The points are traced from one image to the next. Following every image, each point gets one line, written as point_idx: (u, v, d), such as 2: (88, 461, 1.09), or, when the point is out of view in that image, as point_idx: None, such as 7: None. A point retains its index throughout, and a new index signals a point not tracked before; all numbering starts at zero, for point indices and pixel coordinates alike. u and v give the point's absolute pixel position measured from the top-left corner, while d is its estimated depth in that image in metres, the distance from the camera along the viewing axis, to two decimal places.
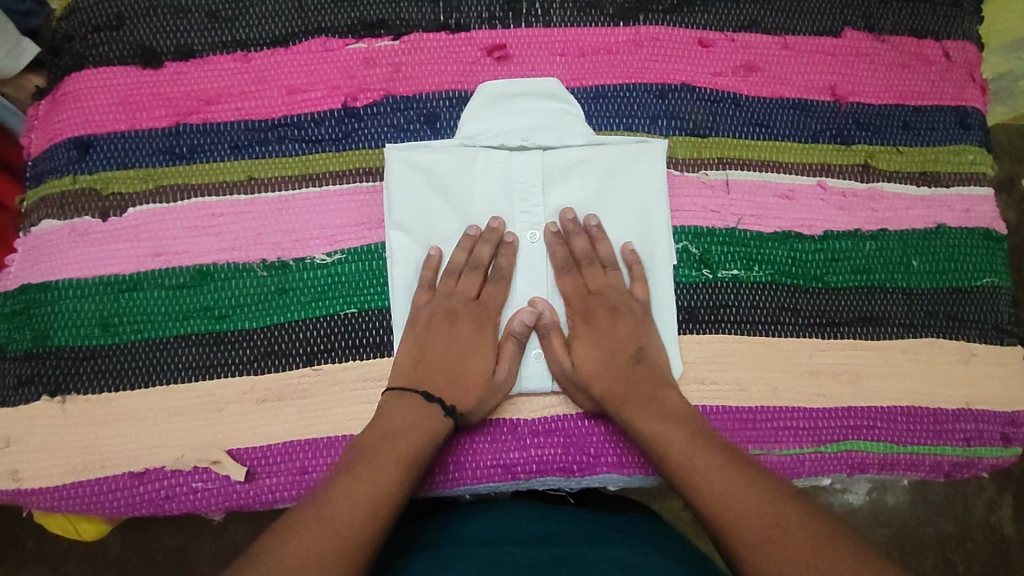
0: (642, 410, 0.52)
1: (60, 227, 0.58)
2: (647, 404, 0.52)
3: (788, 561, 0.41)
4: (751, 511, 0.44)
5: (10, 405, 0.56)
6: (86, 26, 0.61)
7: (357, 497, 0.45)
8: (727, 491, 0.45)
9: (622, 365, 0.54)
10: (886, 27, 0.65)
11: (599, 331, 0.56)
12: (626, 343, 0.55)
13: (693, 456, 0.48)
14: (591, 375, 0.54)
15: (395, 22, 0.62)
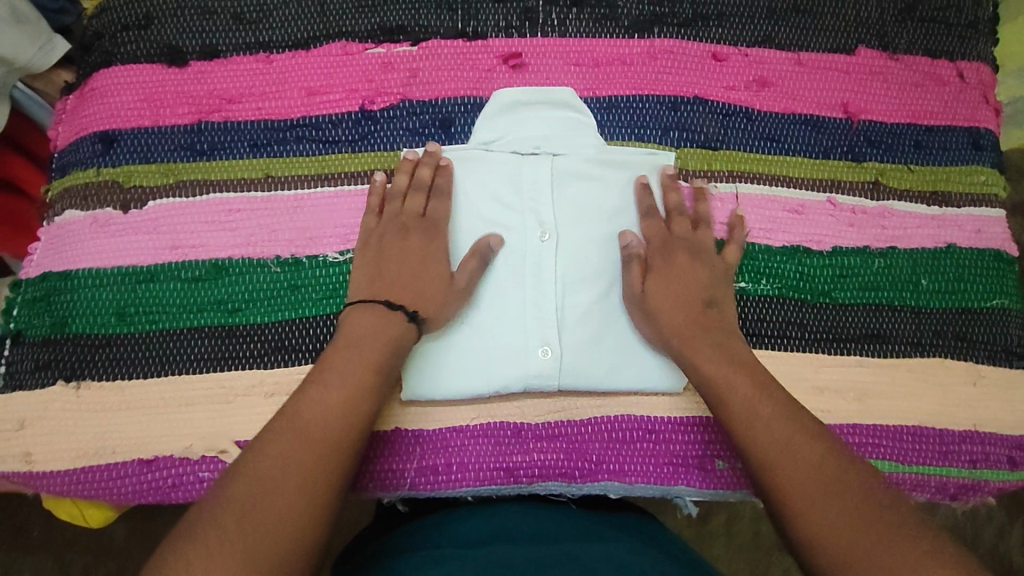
0: (710, 354, 0.51)
1: (82, 218, 0.60)
2: (721, 345, 0.52)
3: (834, 516, 0.40)
4: (807, 465, 0.43)
5: (25, 389, 0.57)
6: (117, 25, 0.63)
7: (329, 403, 0.46)
8: (783, 444, 0.44)
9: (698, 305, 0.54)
10: (901, 46, 0.65)
11: (681, 271, 0.55)
12: (701, 286, 0.55)
13: (757, 405, 0.47)
14: (665, 310, 0.54)
15: (414, 28, 0.63)
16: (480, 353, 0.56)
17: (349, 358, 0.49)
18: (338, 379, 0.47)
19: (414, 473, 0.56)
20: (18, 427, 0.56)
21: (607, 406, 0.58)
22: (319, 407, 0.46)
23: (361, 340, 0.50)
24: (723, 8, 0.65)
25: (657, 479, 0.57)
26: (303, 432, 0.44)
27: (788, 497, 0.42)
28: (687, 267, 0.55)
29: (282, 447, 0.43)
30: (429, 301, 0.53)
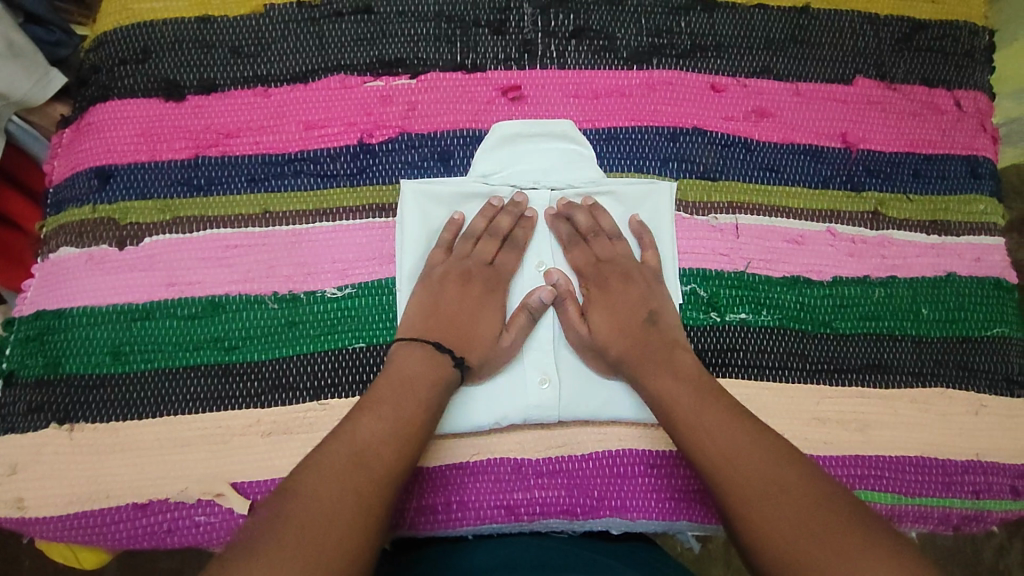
0: (658, 366, 0.53)
1: (77, 254, 0.59)
2: (643, 364, 0.53)
3: (783, 517, 0.41)
4: (755, 469, 0.44)
5: (17, 432, 0.56)
6: (112, 59, 0.63)
7: (386, 433, 0.47)
8: (734, 448, 0.46)
9: (621, 325, 0.56)
10: (897, 75, 0.65)
11: (614, 299, 0.57)
12: (637, 311, 0.56)
13: (702, 412, 0.48)
14: (602, 337, 0.55)
15: (413, 61, 0.63)
16: (487, 391, 0.56)
17: (409, 387, 0.50)
18: (395, 405, 0.49)
19: (414, 513, 0.55)
20: (10, 471, 0.55)
21: (609, 441, 0.57)
22: (369, 427, 0.47)
23: (420, 369, 0.52)
24: (721, 39, 0.65)
25: (660, 515, 0.56)
26: (359, 450, 0.45)
27: (739, 500, 0.43)
28: (607, 295, 0.57)
29: (335, 461, 0.44)
30: (473, 346, 0.55)
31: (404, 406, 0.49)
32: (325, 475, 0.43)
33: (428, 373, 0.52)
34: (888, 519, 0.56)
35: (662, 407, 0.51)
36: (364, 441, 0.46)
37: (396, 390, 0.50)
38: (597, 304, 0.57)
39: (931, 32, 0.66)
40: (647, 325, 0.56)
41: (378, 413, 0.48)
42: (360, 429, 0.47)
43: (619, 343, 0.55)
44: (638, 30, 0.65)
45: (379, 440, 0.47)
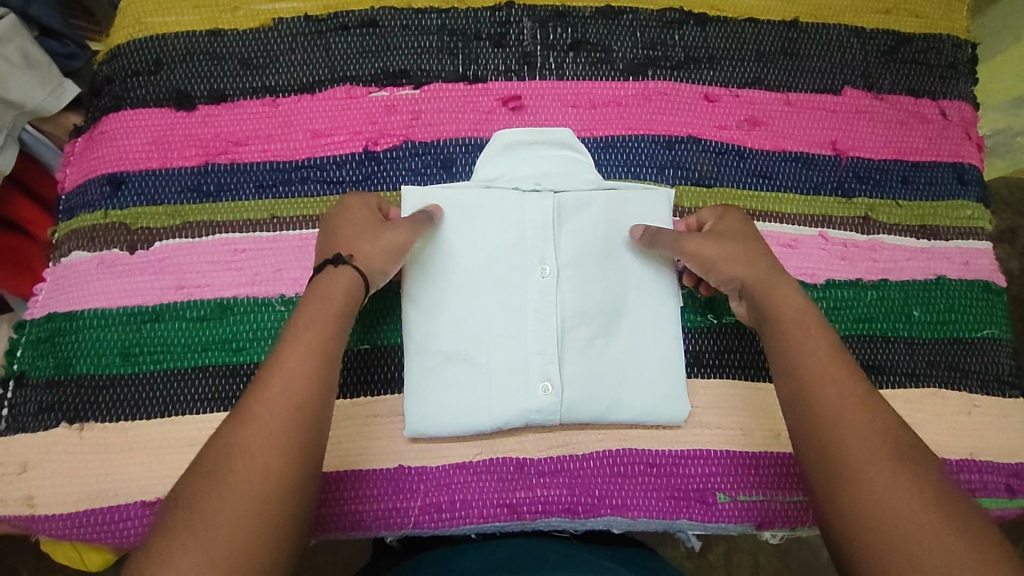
0: (778, 291, 0.50)
1: (89, 258, 0.61)
2: (766, 284, 0.51)
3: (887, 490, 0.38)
4: (869, 438, 0.41)
5: (28, 431, 0.57)
6: (126, 70, 0.65)
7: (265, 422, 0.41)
8: (851, 412, 0.42)
9: (748, 251, 0.53)
10: (884, 86, 0.68)
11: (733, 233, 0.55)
12: (755, 242, 0.54)
13: (828, 371, 0.44)
14: (728, 266, 0.53)
15: (416, 72, 0.65)
16: (487, 398, 0.56)
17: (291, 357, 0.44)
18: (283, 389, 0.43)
19: (418, 511, 0.56)
20: (20, 469, 0.56)
21: (609, 440, 0.58)
22: (263, 417, 0.41)
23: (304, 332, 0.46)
24: (713, 52, 0.67)
25: (659, 514, 0.57)
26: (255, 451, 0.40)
27: (837, 464, 0.40)
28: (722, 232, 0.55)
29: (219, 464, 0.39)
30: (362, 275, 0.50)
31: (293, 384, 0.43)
32: (230, 490, 0.38)
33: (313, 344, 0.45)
34: None
35: (778, 331, 0.48)
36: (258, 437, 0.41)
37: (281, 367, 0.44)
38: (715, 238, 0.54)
39: (915, 44, 0.69)
40: (768, 255, 0.54)
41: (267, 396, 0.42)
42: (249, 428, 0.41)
43: (747, 269, 0.52)
44: (633, 43, 0.67)
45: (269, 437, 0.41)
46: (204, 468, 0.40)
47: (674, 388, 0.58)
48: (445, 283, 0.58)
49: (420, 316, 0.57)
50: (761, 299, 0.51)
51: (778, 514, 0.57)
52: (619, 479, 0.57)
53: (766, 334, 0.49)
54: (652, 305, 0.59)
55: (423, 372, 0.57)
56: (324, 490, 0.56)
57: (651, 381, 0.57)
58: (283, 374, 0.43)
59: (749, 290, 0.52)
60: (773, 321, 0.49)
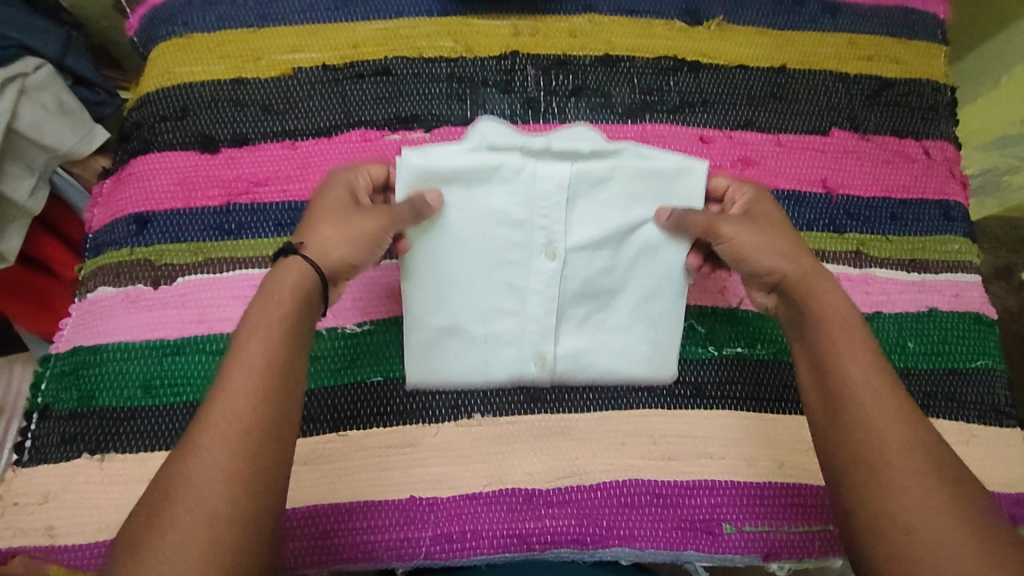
0: (823, 291, 0.51)
1: (114, 293, 0.64)
2: (811, 281, 0.51)
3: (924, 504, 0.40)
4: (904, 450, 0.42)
5: (51, 461, 0.58)
6: (155, 116, 0.69)
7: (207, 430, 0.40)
8: (896, 436, 0.43)
9: (791, 244, 0.53)
10: (869, 127, 0.71)
11: (771, 220, 0.55)
12: (792, 233, 0.55)
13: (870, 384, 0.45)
14: (768, 256, 0.52)
15: (427, 117, 0.69)
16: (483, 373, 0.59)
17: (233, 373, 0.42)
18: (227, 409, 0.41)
19: (430, 541, 0.57)
20: (42, 499, 0.57)
21: (616, 470, 0.59)
22: (204, 440, 0.39)
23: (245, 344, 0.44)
24: (707, 96, 0.71)
25: (666, 544, 0.58)
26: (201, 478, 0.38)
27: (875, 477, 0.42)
28: (760, 216, 0.55)
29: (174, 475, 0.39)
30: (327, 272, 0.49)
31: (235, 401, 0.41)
32: (175, 522, 0.37)
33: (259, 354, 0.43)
34: None
35: (818, 334, 0.49)
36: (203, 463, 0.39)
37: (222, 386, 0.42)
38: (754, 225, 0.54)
39: (898, 89, 0.73)
40: (802, 245, 0.54)
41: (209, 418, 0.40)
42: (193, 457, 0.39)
43: (790, 263, 0.52)
44: (631, 88, 0.71)
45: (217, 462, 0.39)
46: (149, 504, 0.39)
47: (662, 351, 0.60)
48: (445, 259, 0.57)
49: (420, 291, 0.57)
50: (805, 299, 0.51)
51: (782, 544, 0.59)
52: (627, 509, 0.59)
53: (804, 336, 0.50)
54: (652, 295, 0.59)
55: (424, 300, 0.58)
56: (338, 520, 0.57)
57: (639, 351, 0.60)
58: (224, 393, 0.41)
59: (794, 282, 0.52)
60: (813, 324, 0.50)
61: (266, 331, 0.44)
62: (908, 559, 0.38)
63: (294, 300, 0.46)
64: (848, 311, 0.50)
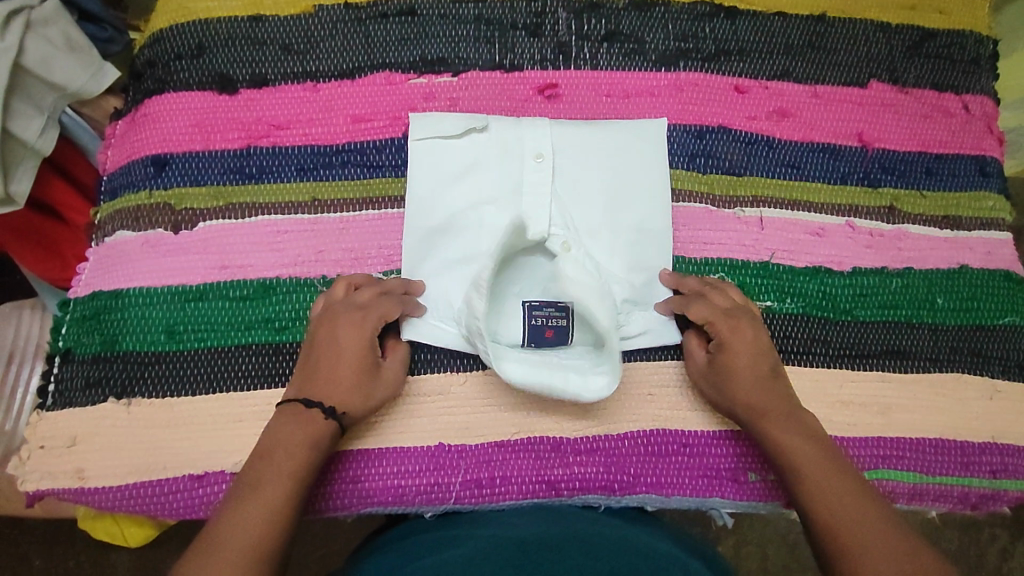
0: (777, 425, 0.54)
1: (133, 238, 0.62)
2: (772, 416, 0.54)
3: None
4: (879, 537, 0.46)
5: (77, 405, 0.58)
6: (169, 54, 0.66)
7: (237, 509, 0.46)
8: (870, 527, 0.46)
9: (767, 389, 0.55)
10: (909, 80, 0.69)
11: (745, 378, 0.55)
12: (768, 377, 0.56)
13: (830, 477, 0.50)
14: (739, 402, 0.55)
15: (454, 60, 0.67)
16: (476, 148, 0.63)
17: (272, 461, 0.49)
18: (272, 481, 0.48)
19: (459, 487, 0.57)
20: (70, 443, 0.58)
21: (643, 421, 0.59)
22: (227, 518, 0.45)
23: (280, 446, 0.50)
24: (743, 44, 0.69)
25: (693, 491, 0.59)
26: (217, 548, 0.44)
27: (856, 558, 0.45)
28: (736, 369, 0.56)
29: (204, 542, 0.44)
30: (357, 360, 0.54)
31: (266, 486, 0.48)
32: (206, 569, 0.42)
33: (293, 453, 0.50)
34: (910, 497, 0.59)
35: (784, 469, 0.52)
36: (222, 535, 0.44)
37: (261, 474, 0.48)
38: (734, 372, 0.56)
39: (939, 40, 0.70)
40: (779, 383, 0.56)
41: (242, 504, 0.46)
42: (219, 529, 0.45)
43: (758, 412, 0.54)
44: (666, 35, 0.68)
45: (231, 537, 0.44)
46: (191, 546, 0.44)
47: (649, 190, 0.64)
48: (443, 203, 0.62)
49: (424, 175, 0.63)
50: (759, 430, 0.54)
51: None
52: (655, 457, 0.59)
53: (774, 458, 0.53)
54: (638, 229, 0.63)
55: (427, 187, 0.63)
56: (368, 465, 0.57)
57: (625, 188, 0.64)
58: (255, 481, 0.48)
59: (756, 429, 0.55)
60: (776, 460, 0.53)
61: (303, 429, 0.51)
62: None
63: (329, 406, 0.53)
64: (814, 438, 0.53)
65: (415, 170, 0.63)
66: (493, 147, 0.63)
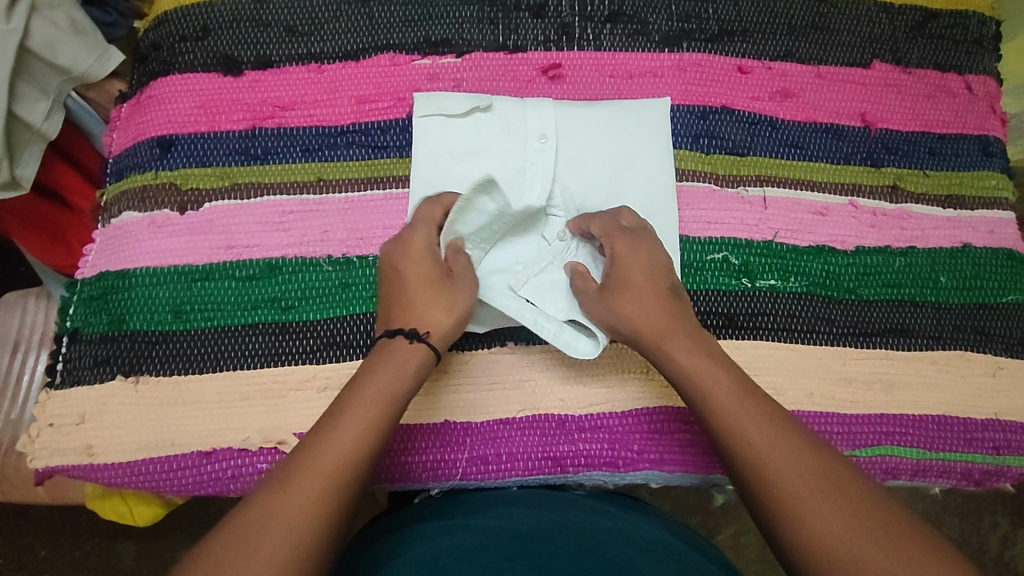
0: (675, 343, 0.52)
1: (139, 218, 0.62)
2: (662, 333, 0.53)
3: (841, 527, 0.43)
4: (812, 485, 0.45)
5: (86, 383, 0.59)
6: (174, 36, 0.66)
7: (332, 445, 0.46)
8: (802, 472, 0.45)
9: (658, 308, 0.54)
10: (912, 60, 0.69)
11: (632, 292, 0.55)
12: (659, 294, 0.55)
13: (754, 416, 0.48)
14: (631, 320, 0.54)
15: (457, 41, 0.67)
16: (485, 129, 0.64)
17: (297, 484, 0.45)
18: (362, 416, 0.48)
19: (465, 463, 0.58)
20: (79, 420, 0.58)
21: (647, 398, 0.60)
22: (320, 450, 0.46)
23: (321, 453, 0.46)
24: (746, 25, 0.69)
25: (696, 468, 0.59)
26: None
27: (783, 504, 0.45)
28: (625, 285, 0.55)
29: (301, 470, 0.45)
30: (399, 390, 0.50)
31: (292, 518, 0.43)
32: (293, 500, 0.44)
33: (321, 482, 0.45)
34: (914, 474, 0.60)
35: (686, 386, 0.51)
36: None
37: (285, 503, 0.44)
38: (625, 291, 0.55)
39: (942, 20, 0.71)
40: (672, 298, 0.55)
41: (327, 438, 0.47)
42: (232, 567, 0.41)
43: (649, 325, 0.53)
44: (669, 15, 0.68)
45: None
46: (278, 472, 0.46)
47: (654, 176, 0.64)
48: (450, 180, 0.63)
49: (430, 152, 0.64)
50: (656, 352, 0.53)
51: None
52: (660, 435, 0.59)
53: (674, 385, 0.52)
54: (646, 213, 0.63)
55: (431, 165, 0.63)
56: None
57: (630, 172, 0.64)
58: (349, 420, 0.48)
59: (649, 344, 0.53)
60: (678, 375, 0.52)
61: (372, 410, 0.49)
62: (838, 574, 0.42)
63: (370, 424, 0.48)
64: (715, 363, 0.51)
65: (420, 151, 0.63)
66: (495, 126, 0.64)
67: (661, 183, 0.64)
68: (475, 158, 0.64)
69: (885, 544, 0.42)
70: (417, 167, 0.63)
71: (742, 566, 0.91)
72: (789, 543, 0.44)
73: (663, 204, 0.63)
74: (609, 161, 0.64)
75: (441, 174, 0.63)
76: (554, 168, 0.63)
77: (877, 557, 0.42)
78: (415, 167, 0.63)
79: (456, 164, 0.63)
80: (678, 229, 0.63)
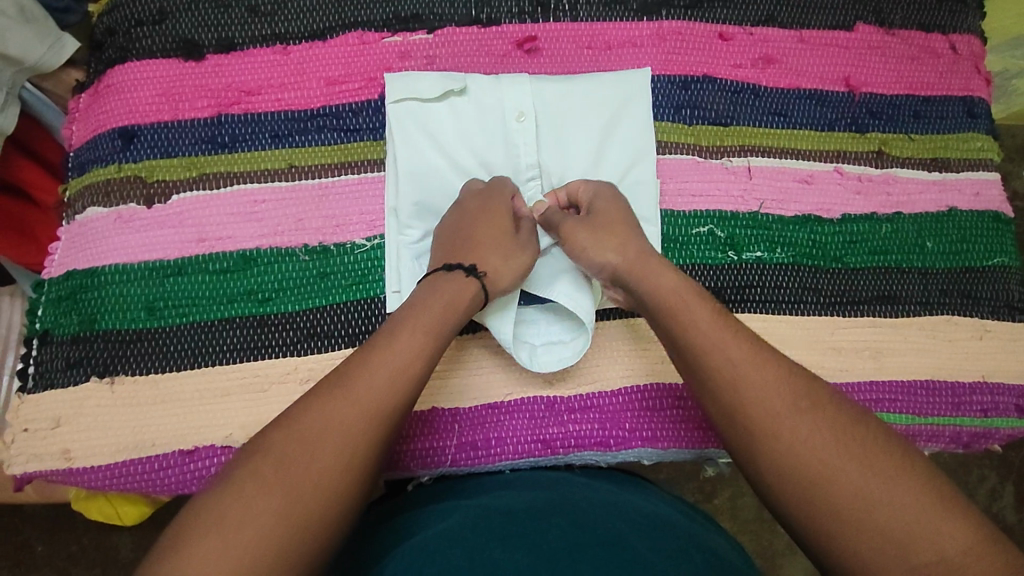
0: (653, 273, 0.51)
1: (105, 214, 0.60)
2: (638, 263, 0.52)
3: (839, 466, 0.41)
4: (805, 431, 0.43)
5: (59, 387, 0.57)
6: (131, 21, 0.63)
7: (339, 410, 0.43)
8: (788, 414, 0.44)
9: (633, 241, 0.53)
10: (895, 21, 0.68)
11: (608, 225, 0.54)
12: (630, 227, 0.55)
13: (744, 360, 0.46)
14: (599, 252, 0.53)
15: (428, 16, 0.64)
16: (463, 107, 0.62)
17: (335, 414, 0.43)
18: (369, 379, 0.45)
19: (455, 450, 0.57)
20: (53, 425, 0.56)
21: (634, 377, 0.59)
22: (328, 414, 0.43)
23: (329, 417, 0.43)
24: None
25: (687, 444, 0.59)
26: (262, 518, 0.39)
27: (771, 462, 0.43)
28: (602, 219, 0.55)
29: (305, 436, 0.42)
30: (429, 325, 0.48)
31: (333, 441, 0.42)
32: (297, 465, 0.41)
33: (346, 411, 0.43)
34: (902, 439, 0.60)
35: (662, 308, 0.50)
36: (275, 499, 0.39)
37: (307, 430, 0.42)
38: (591, 224, 0.54)
39: None
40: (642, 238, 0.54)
41: (333, 398, 0.44)
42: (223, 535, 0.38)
43: (620, 255, 0.53)
44: None
45: (283, 498, 0.40)
46: (275, 437, 0.42)
47: (635, 147, 0.62)
48: (427, 161, 0.61)
49: (405, 134, 0.61)
50: (635, 281, 0.52)
51: None
52: (650, 413, 0.59)
53: (651, 315, 0.51)
54: (631, 187, 0.62)
55: (406, 146, 0.61)
56: None
57: (609, 146, 0.62)
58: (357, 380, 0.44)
59: (624, 276, 0.52)
60: (655, 306, 0.51)
61: (383, 371, 0.45)
62: (839, 516, 0.40)
63: (410, 342, 0.47)
64: (697, 299, 0.50)
65: (394, 133, 0.61)
66: (470, 107, 0.62)
67: (643, 156, 0.62)
68: (454, 139, 0.62)
69: (863, 462, 0.41)
70: (392, 151, 0.61)
71: (735, 530, 0.92)
72: (786, 493, 0.42)
73: (646, 178, 0.62)
74: (589, 136, 0.62)
75: (417, 156, 0.61)
76: (533, 146, 0.61)
77: (855, 476, 0.41)
78: (392, 151, 0.61)
79: (432, 145, 0.61)
80: (660, 204, 0.62)
